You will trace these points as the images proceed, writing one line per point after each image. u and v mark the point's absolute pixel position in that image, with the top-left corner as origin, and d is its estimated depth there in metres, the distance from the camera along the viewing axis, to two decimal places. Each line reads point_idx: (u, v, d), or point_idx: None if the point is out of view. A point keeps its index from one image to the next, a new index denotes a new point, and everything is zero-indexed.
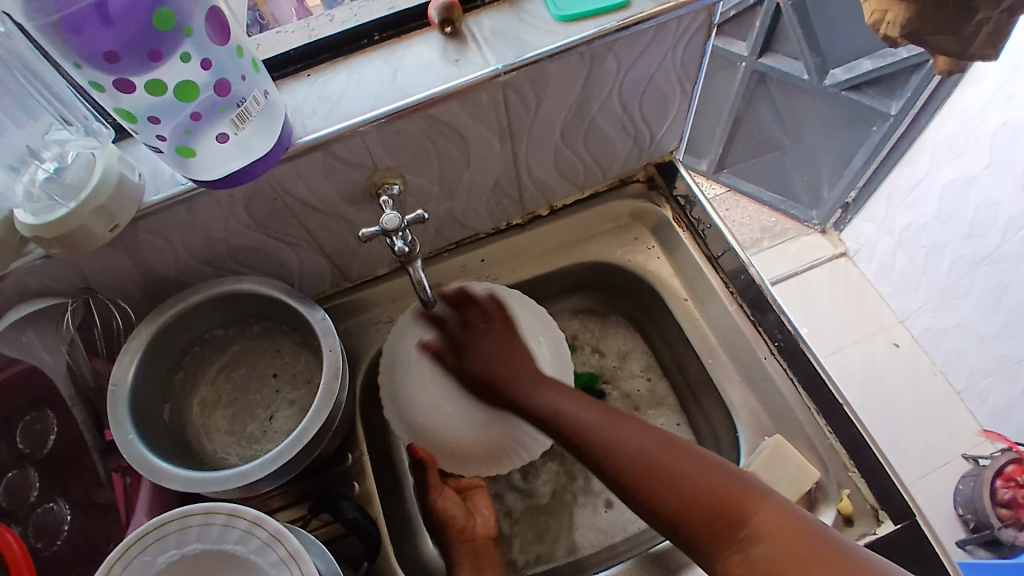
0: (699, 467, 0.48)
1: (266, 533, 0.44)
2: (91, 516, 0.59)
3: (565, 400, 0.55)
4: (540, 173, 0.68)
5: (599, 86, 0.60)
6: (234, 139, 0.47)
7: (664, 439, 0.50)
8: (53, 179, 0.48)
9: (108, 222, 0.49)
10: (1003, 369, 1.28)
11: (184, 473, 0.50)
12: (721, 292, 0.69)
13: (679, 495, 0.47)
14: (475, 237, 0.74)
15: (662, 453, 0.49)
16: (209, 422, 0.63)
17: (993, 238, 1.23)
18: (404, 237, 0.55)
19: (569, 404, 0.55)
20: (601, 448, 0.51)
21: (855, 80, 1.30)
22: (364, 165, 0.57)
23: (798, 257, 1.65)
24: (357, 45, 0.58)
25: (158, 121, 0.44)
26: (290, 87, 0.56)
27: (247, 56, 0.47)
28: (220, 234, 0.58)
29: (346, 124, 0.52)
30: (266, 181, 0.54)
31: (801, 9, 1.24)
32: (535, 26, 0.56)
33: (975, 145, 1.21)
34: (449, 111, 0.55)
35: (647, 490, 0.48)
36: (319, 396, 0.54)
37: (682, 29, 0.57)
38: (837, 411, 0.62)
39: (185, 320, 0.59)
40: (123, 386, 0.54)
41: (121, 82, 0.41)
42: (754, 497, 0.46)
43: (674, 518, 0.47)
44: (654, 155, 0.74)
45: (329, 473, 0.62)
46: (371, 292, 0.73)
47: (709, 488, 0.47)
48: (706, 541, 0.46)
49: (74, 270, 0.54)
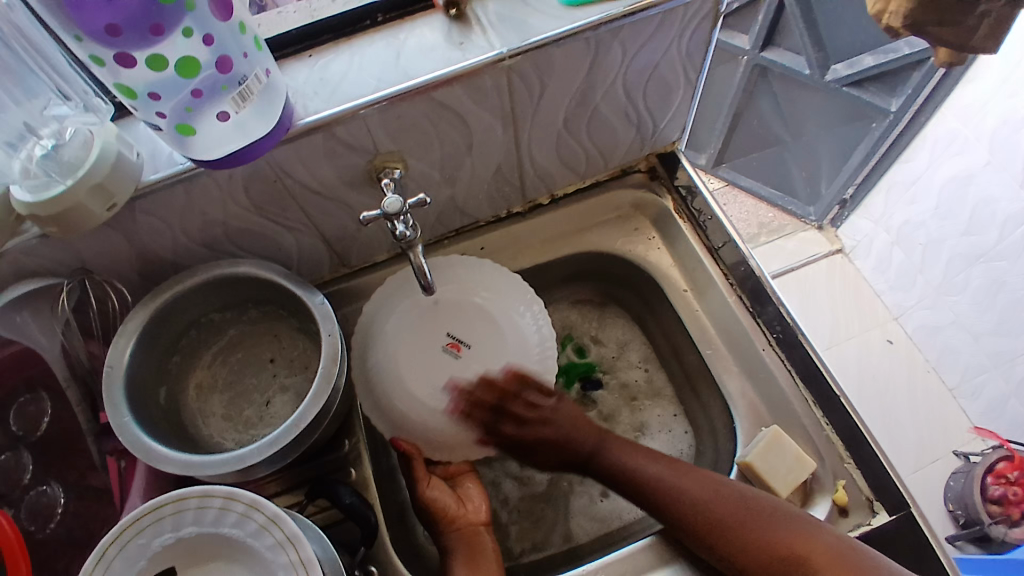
0: (760, 511, 0.56)
1: (264, 515, 0.44)
2: (85, 499, 0.58)
3: (629, 454, 0.63)
4: (541, 161, 0.68)
5: (603, 74, 0.60)
6: (234, 119, 0.46)
7: (742, 499, 0.56)
8: (50, 157, 0.48)
9: (105, 201, 0.48)
10: (1000, 364, 1.30)
11: (181, 457, 0.50)
12: (721, 283, 0.69)
13: (752, 547, 0.55)
14: (475, 224, 0.73)
15: (737, 512, 0.56)
16: (206, 406, 0.63)
17: (991, 235, 1.23)
18: (405, 222, 0.55)
19: (634, 458, 0.62)
20: (669, 497, 0.59)
21: (856, 76, 1.30)
22: (365, 149, 0.56)
23: (794, 253, 1.65)
24: (359, 27, 0.57)
25: (158, 98, 0.43)
26: (291, 68, 0.55)
27: (249, 34, 0.46)
28: (219, 216, 0.57)
29: (348, 106, 0.52)
30: (266, 163, 0.53)
31: (805, 4, 1.24)
32: (540, 10, 0.55)
33: (975, 142, 1.21)
34: (452, 95, 0.55)
35: (712, 536, 0.56)
36: (317, 380, 0.53)
37: (688, 17, 0.57)
38: (834, 403, 0.62)
39: (182, 302, 0.59)
40: (120, 367, 0.53)
41: (122, 57, 0.40)
42: (813, 538, 0.54)
43: (737, 559, 0.55)
44: (656, 146, 0.73)
45: (325, 460, 0.61)
46: (369, 279, 0.72)
47: (765, 536, 0.55)
48: None
49: (70, 250, 0.54)
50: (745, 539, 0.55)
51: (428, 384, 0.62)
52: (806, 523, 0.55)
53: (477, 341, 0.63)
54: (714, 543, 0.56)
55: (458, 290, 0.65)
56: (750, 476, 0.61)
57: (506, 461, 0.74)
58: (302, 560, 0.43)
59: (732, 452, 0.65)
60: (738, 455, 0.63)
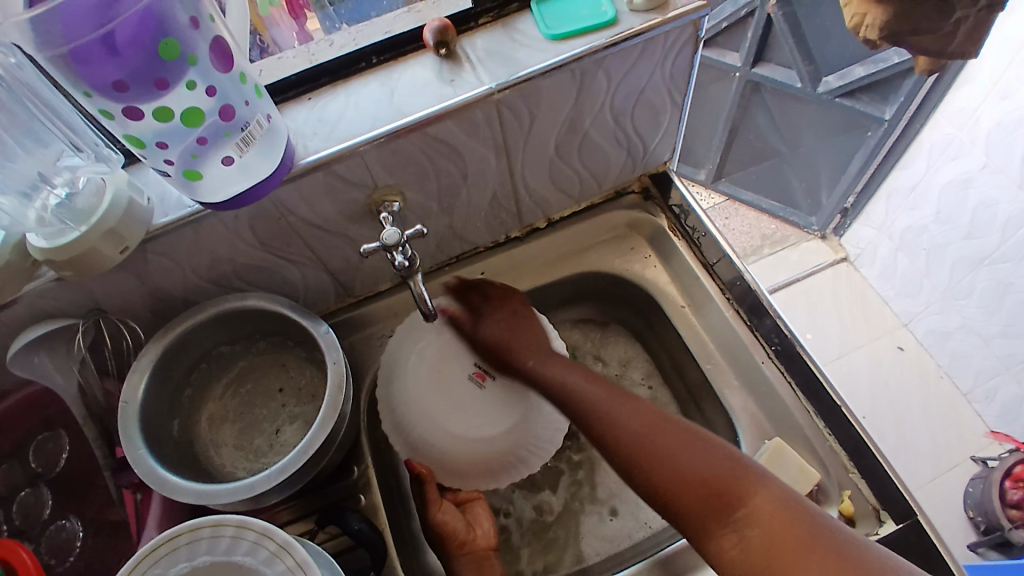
0: (696, 448, 0.51)
1: (275, 542, 0.45)
2: (101, 533, 0.60)
3: (573, 377, 0.60)
4: (536, 187, 0.70)
5: (591, 102, 0.62)
6: (238, 162, 0.49)
7: (680, 429, 0.53)
8: (65, 205, 0.50)
9: (118, 244, 0.51)
10: (1011, 366, 1.28)
11: (195, 487, 0.52)
12: (718, 298, 0.70)
13: (679, 478, 0.50)
14: (475, 250, 0.75)
15: (672, 443, 0.52)
16: (218, 436, 0.65)
17: (993, 237, 1.22)
18: (404, 253, 0.57)
19: (577, 380, 0.60)
20: (613, 433, 0.55)
21: (848, 87, 1.32)
22: (365, 184, 0.59)
23: (798, 264, 1.65)
24: (355, 68, 0.60)
25: (166, 146, 0.46)
26: (292, 111, 0.58)
27: (249, 82, 0.49)
28: (226, 254, 0.59)
29: (346, 144, 0.54)
30: (270, 202, 0.55)
31: (793, 20, 1.27)
32: (527, 45, 0.58)
33: (971, 145, 1.21)
34: (446, 129, 0.57)
35: (643, 469, 0.52)
36: (324, 409, 0.55)
37: (670, 43, 0.59)
38: (837, 413, 0.62)
39: (192, 338, 0.61)
40: (135, 401, 0.55)
41: (130, 110, 0.43)
42: (752, 481, 0.48)
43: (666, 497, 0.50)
44: (648, 166, 0.75)
45: (335, 488, 0.63)
46: (373, 308, 0.74)
47: (698, 470, 0.50)
48: (708, 525, 0.48)
49: (85, 292, 0.56)
50: (669, 472, 0.51)
51: (450, 408, 0.63)
52: (749, 465, 0.49)
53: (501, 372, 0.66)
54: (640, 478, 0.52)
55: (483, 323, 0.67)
56: None
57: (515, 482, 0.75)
58: None
59: None
60: None
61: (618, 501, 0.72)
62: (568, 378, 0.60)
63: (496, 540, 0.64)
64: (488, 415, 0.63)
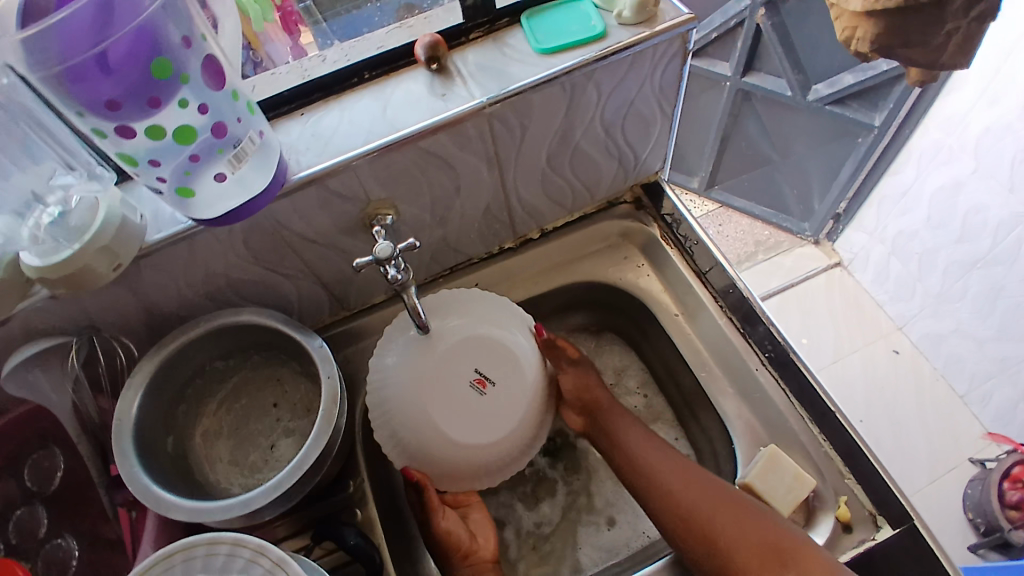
0: (749, 518, 0.56)
1: (270, 560, 0.45)
2: (98, 551, 0.59)
3: (637, 442, 0.65)
4: (528, 198, 0.70)
5: (581, 114, 0.62)
6: (231, 178, 0.49)
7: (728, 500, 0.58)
8: (58, 223, 0.50)
9: (111, 260, 0.51)
10: (1005, 371, 1.27)
11: (190, 504, 0.51)
12: (711, 306, 0.71)
13: (739, 549, 0.55)
14: (469, 262, 0.76)
15: (724, 514, 0.57)
16: (213, 452, 0.64)
17: (984, 242, 1.22)
18: (397, 265, 0.57)
19: (639, 446, 0.65)
20: (661, 496, 0.61)
21: (837, 95, 1.33)
22: (357, 198, 0.59)
23: (792, 269, 1.66)
24: (347, 83, 0.60)
25: (158, 164, 0.46)
26: (285, 127, 0.58)
27: (242, 99, 0.49)
28: (220, 269, 0.60)
29: (338, 159, 0.54)
30: (263, 217, 0.56)
31: (781, 29, 1.28)
32: (518, 59, 0.59)
33: (962, 152, 1.21)
34: (438, 143, 0.57)
35: (693, 533, 0.57)
36: (318, 423, 0.55)
37: (659, 55, 0.60)
38: (830, 419, 0.62)
39: (187, 353, 0.61)
40: (128, 419, 0.55)
41: (122, 128, 0.43)
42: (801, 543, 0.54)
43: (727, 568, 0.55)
44: (640, 176, 0.76)
45: (330, 502, 0.62)
46: (367, 321, 0.74)
47: (756, 537, 0.55)
48: None
49: (79, 309, 0.56)
50: (734, 539, 0.55)
51: (450, 416, 0.61)
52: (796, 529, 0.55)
53: (503, 379, 0.63)
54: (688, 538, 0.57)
55: (484, 321, 0.64)
56: None
57: (512, 493, 0.74)
58: None
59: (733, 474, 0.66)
60: (739, 476, 0.63)
61: (615, 511, 0.72)
62: (637, 447, 0.65)
63: (497, 553, 0.65)
64: (486, 424, 0.61)
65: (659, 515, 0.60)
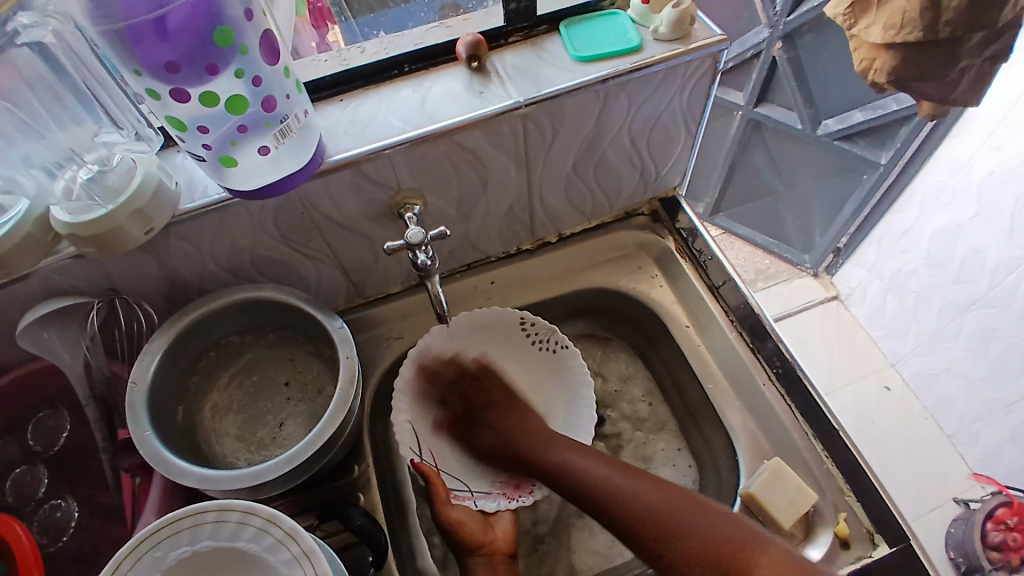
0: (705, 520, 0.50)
1: (281, 530, 0.45)
2: (97, 516, 0.60)
3: (574, 456, 0.60)
4: (551, 202, 0.72)
5: (611, 123, 0.64)
6: (273, 154, 0.50)
7: (689, 500, 0.52)
8: (94, 181, 0.51)
9: (144, 224, 0.51)
10: (995, 412, 1.29)
11: (200, 471, 0.51)
12: (722, 320, 0.72)
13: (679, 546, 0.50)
14: (486, 260, 0.77)
15: (684, 512, 0.51)
16: (220, 427, 0.64)
17: (982, 283, 1.25)
18: (427, 252, 0.59)
19: (580, 460, 0.59)
20: (620, 503, 0.54)
21: (847, 131, 1.36)
22: (389, 186, 0.60)
23: (790, 299, 1.69)
24: (386, 75, 0.62)
25: (205, 131, 0.47)
26: (324, 111, 0.60)
27: (292, 78, 0.50)
28: (246, 244, 0.60)
29: (375, 146, 0.56)
30: (296, 195, 0.57)
31: (796, 64, 1.32)
32: (554, 65, 0.61)
33: (963, 193, 1.25)
34: (471, 138, 0.59)
35: (663, 539, 0.51)
36: (334, 402, 0.55)
37: (689, 74, 0.62)
38: (833, 436, 0.64)
39: (205, 325, 0.61)
40: (143, 382, 0.56)
41: (177, 92, 0.44)
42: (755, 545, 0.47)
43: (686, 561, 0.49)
44: (658, 190, 0.78)
45: (333, 485, 0.63)
46: (382, 310, 0.74)
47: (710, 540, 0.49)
48: None
49: (103, 271, 0.57)
50: (695, 539, 0.49)
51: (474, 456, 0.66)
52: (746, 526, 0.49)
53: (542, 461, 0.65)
54: (662, 547, 0.51)
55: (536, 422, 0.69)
56: (753, 509, 0.62)
57: None
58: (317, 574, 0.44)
59: (734, 486, 0.66)
60: (741, 486, 0.64)
61: None
62: (569, 458, 0.60)
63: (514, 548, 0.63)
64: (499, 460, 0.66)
65: (624, 528, 0.54)
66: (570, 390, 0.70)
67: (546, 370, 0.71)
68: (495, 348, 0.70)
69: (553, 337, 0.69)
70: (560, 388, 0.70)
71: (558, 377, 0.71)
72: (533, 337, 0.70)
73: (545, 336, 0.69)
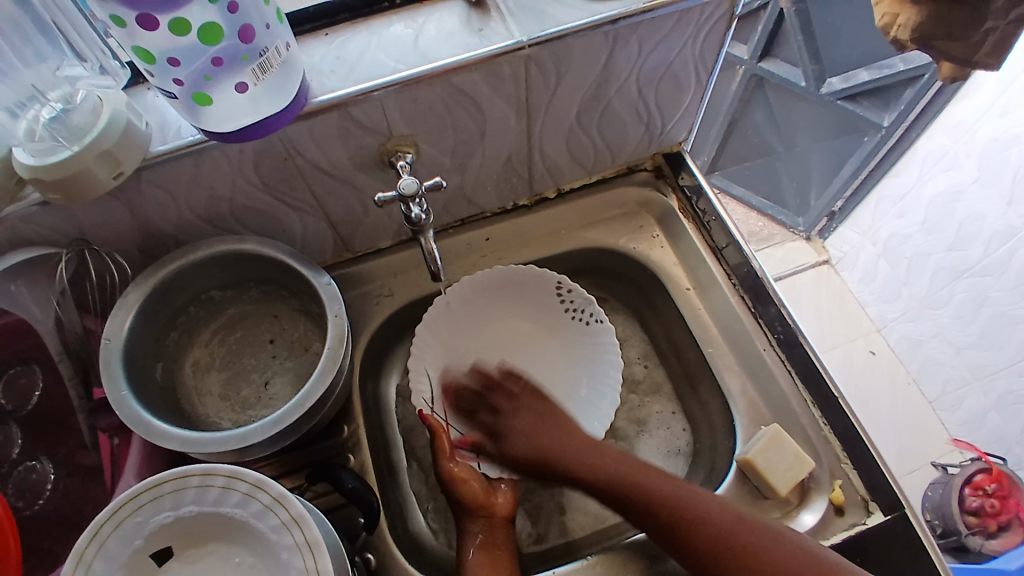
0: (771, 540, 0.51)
1: (269, 495, 0.43)
2: (76, 478, 0.56)
3: (608, 461, 0.58)
4: (551, 154, 0.68)
5: (618, 70, 0.60)
6: (250, 92, 0.46)
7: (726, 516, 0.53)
8: (59, 120, 0.46)
9: (112, 168, 0.47)
10: (981, 377, 1.31)
11: (181, 433, 0.49)
12: (723, 282, 0.71)
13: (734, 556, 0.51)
14: (481, 215, 0.74)
15: (726, 525, 0.52)
16: (202, 384, 0.62)
17: (977, 249, 1.25)
18: (419, 205, 0.56)
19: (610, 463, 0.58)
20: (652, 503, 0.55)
21: (851, 90, 1.32)
22: (379, 131, 0.56)
23: (782, 262, 1.69)
24: (377, 8, 0.57)
25: (176, 64, 0.42)
26: (308, 45, 0.55)
27: (272, 6, 0.45)
28: (226, 192, 0.56)
29: (363, 87, 0.51)
30: (279, 140, 0.52)
31: (804, 17, 1.25)
32: (560, 1, 0.56)
33: (964, 158, 1.23)
34: (469, 81, 0.54)
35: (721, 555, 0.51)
36: (322, 361, 0.53)
37: (705, 17, 0.57)
38: (833, 404, 0.64)
39: (185, 277, 0.58)
40: (118, 339, 0.52)
41: (144, 19, 0.39)
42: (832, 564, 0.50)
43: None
44: (663, 145, 0.75)
45: (323, 445, 0.61)
46: (372, 265, 0.71)
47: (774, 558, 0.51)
48: None
49: (70, 219, 0.52)
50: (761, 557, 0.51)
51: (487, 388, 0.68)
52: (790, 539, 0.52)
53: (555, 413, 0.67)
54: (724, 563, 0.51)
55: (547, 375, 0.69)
56: (750, 473, 0.62)
57: None
58: (307, 540, 0.42)
59: (731, 450, 0.66)
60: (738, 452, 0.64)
61: None
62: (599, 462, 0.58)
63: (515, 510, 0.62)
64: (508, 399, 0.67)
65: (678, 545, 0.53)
66: (592, 361, 0.69)
67: (571, 336, 0.70)
68: (518, 300, 0.71)
69: (590, 308, 0.68)
70: (582, 362, 0.69)
71: (581, 347, 0.70)
72: (566, 303, 0.69)
73: (580, 305, 0.69)
